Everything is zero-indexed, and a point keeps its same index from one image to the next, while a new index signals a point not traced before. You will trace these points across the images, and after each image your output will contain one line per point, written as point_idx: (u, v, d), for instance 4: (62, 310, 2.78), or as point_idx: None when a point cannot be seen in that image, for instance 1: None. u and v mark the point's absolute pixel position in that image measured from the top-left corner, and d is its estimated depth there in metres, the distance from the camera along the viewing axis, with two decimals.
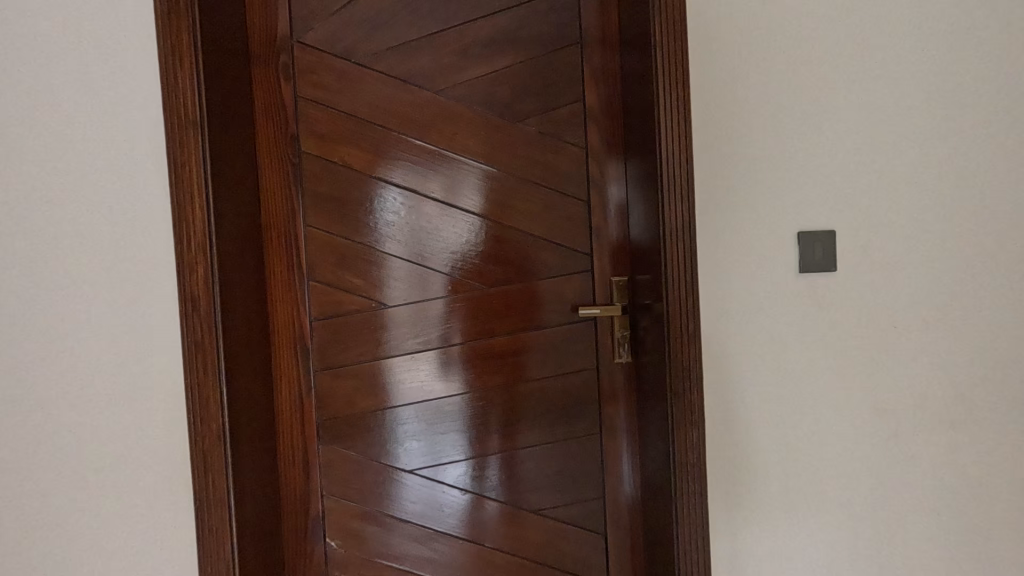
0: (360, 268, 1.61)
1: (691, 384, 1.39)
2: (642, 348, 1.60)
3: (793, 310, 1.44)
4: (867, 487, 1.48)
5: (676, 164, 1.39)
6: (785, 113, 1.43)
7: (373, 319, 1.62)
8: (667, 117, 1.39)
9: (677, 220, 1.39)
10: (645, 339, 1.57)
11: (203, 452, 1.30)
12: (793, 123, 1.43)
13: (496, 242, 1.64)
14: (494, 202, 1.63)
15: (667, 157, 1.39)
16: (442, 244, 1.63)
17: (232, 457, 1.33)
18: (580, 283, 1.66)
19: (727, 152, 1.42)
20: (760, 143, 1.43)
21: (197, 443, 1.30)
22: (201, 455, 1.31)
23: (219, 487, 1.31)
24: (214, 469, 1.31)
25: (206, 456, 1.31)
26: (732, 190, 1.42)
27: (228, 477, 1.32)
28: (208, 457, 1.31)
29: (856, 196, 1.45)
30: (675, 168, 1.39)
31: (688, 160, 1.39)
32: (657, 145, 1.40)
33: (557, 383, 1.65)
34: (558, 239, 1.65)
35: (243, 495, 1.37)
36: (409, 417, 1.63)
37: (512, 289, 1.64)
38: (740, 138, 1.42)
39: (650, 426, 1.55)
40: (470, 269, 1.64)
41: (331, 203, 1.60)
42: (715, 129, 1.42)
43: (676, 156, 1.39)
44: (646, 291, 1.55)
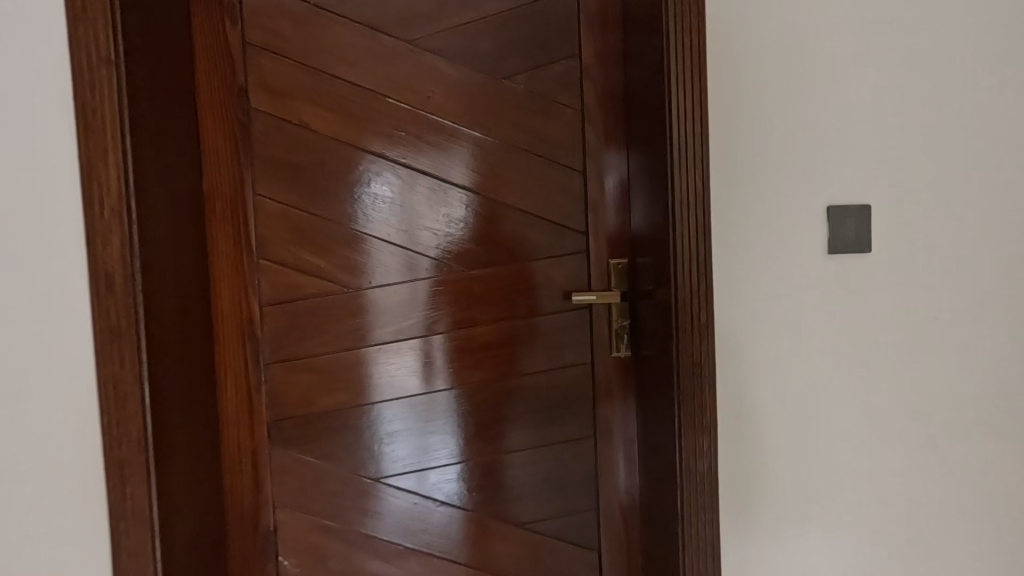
0: (320, 246, 1.39)
1: (704, 383, 1.19)
2: (644, 340, 1.40)
3: (820, 297, 1.25)
4: (899, 498, 1.30)
5: (688, 122, 1.18)
6: (813, 68, 1.24)
7: (336, 305, 1.41)
8: (679, 67, 1.19)
9: (689, 189, 1.18)
10: (648, 331, 1.37)
11: (121, 461, 1.08)
12: (824, 80, 1.24)
13: (479, 218, 1.43)
14: (477, 171, 1.42)
15: (678, 114, 1.18)
16: (417, 220, 1.41)
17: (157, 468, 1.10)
18: (573, 265, 1.45)
19: (745, 111, 1.23)
20: (785, 103, 1.23)
21: (114, 449, 1.08)
22: (119, 466, 1.08)
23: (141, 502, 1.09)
24: (135, 482, 1.08)
25: (125, 465, 1.08)
26: (752, 156, 1.23)
27: (153, 491, 1.10)
28: (127, 466, 1.08)
29: (893, 166, 1.26)
30: (687, 127, 1.18)
31: (703, 119, 1.18)
32: (666, 100, 1.20)
33: (547, 379, 1.45)
34: (549, 215, 1.44)
35: (171, 513, 1.15)
36: (387, 417, 1.42)
37: (494, 273, 1.44)
38: (761, 95, 1.23)
39: (654, 429, 1.36)
40: (451, 250, 1.43)
41: (287, 170, 1.37)
42: (733, 85, 1.22)
43: (688, 112, 1.18)
44: (650, 275, 1.34)
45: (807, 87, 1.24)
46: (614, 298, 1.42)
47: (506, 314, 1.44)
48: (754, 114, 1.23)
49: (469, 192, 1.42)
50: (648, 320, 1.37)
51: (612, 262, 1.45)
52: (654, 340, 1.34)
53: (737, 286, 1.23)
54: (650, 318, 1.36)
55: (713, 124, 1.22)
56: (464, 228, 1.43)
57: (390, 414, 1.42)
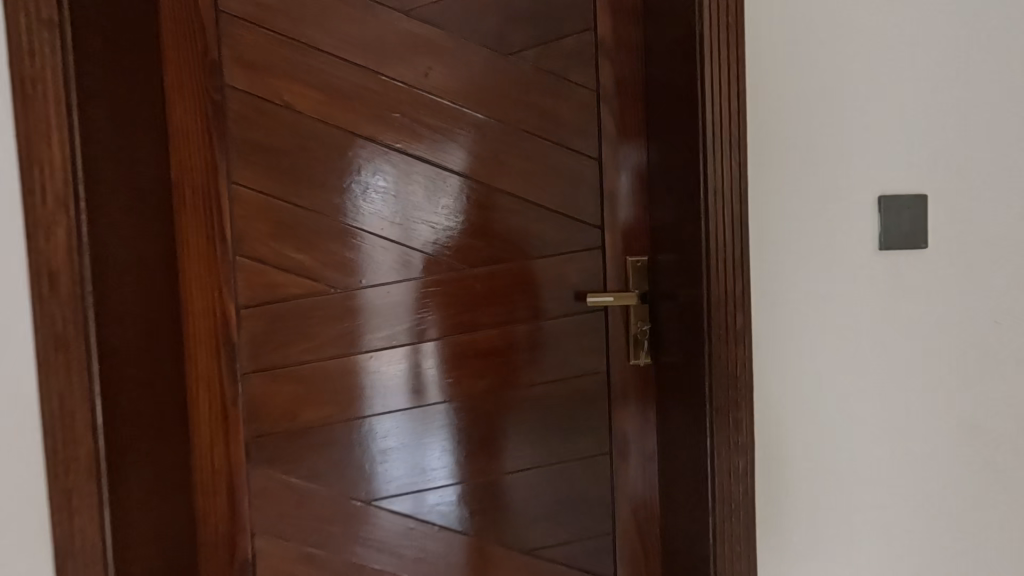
0: (304, 241, 1.24)
1: (739, 396, 1.04)
2: (665, 346, 1.26)
3: (875, 300, 1.08)
4: (964, 531, 1.13)
5: (726, 95, 1.01)
6: (875, 33, 1.05)
7: (322, 307, 1.25)
8: (718, 29, 1.01)
9: (725, 174, 1.02)
10: (671, 336, 1.23)
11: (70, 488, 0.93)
12: (888, 46, 1.05)
13: (482, 211, 1.28)
14: (478, 158, 1.27)
15: (715, 85, 1.01)
16: (412, 212, 1.27)
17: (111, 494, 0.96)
18: (587, 263, 1.31)
19: (796, 82, 1.04)
20: (840, 71, 1.04)
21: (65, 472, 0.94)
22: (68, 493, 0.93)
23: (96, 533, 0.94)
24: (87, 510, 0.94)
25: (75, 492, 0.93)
26: (803, 135, 1.04)
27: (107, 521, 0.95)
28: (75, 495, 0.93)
29: (964, 148, 1.07)
30: (724, 101, 1.01)
31: (742, 91, 1.02)
32: (701, 67, 1.02)
33: (557, 390, 1.31)
34: (558, 207, 1.29)
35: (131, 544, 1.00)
36: (386, 427, 1.28)
37: (497, 272, 1.29)
38: (815, 63, 1.04)
39: (676, 445, 1.22)
40: (450, 246, 1.28)
41: (265, 155, 1.22)
42: (781, 51, 1.04)
43: (727, 83, 1.01)
44: (673, 274, 1.20)
45: (868, 55, 1.05)
46: (631, 300, 1.28)
47: (510, 317, 1.30)
48: (805, 85, 1.04)
49: (470, 181, 1.28)
50: (669, 324, 1.23)
51: (629, 259, 1.30)
52: (678, 347, 1.19)
53: (779, 289, 1.06)
54: (673, 322, 1.21)
55: (755, 94, 1.03)
56: (464, 221, 1.28)
57: (384, 428, 1.28)
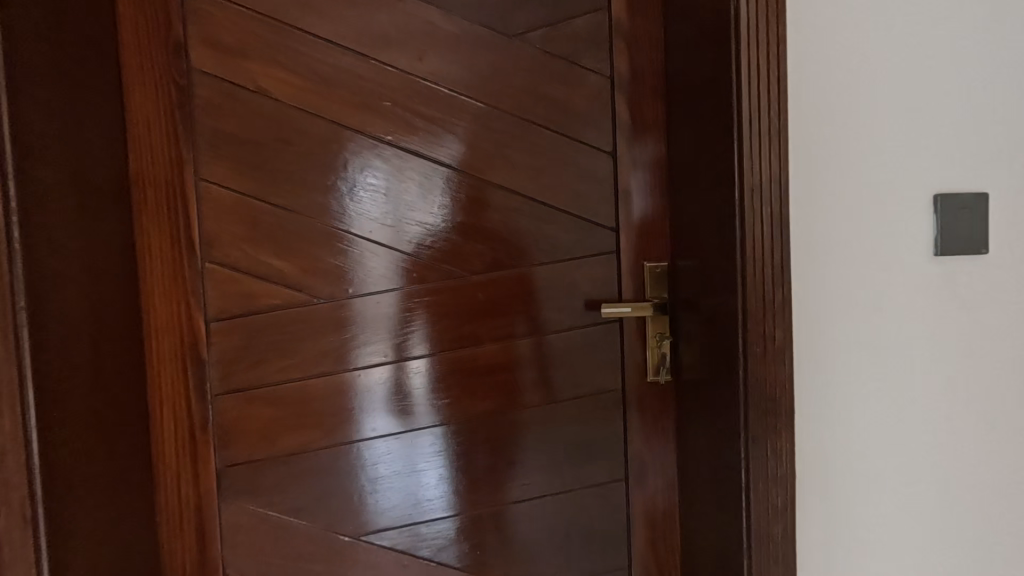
0: (282, 244, 1.10)
1: (778, 421, 0.92)
2: (686, 361, 1.13)
3: (931, 312, 0.95)
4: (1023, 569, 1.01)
5: (764, 80, 0.89)
6: (934, 8, 0.92)
7: (302, 319, 1.12)
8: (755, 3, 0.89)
9: (762, 168, 0.89)
10: (693, 350, 1.10)
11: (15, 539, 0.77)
12: (948, 22, 0.92)
13: (482, 211, 1.15)
14: (478, 152, 1.14)
15: (752, 68, 0.89)
16: (403, 212, 1.13)
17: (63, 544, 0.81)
18: (598, 269, 1.18)
19: (844, 64, 0.91)
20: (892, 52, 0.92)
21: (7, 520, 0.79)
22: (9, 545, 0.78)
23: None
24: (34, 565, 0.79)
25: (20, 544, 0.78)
26: (849, 124, 0.92)
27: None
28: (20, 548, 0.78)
29: None
30: (762, 86, 0.89)
31: (781, 75, 0.89)
32: (736, 48, 0.89)
33: (566, 410, 1.18)
34: (567, 206, 1.16)
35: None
36: (379, 450, 1.14)
37: (499, 279, 1.16)
38: (866, 42, 0.91)
39: (700, 471, 1.10)
40: (447, 250, 1.15)
41: (238, 148, 1.08)
42: (828, 27, 0.91)
43: (766, 66, 0.89)
44: (695, 281, 1.07)
45: (925, 34, 0.92)
46: (649, 311, 1.15)
47: (514, 329, 1.17)
48: (854, 68, 0.91)
49: (469, 177, 1.14)
50: (690, 336, 1.10)
51: (646, 265, 1.17)
52: (702, 363, 1.06)
53: (825, 297, 0.93)
54: (696, 335, 1.09)
55: (796, 78, 0.91)
56: (462, 222, 1.15)
57: (377, 451, 1.14)
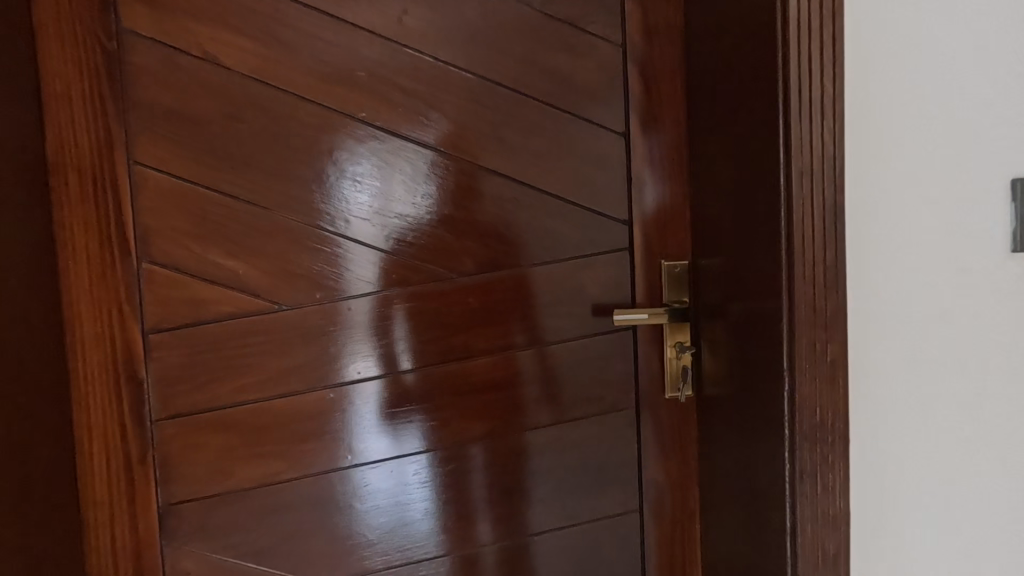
0: (235, 240, 0.93)
1: (830, 452, 0.76)
2: (710, 375, 0.98)
3: (1009, 320, 0.80)
4: None
5: (814, 40, 0.74)
6: None
7: (262, 330, 0.94)
8: None
9: (812, 147, 0.74)
10: (718, 362, 0.94)
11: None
12: None
13: (474, 201, 0.99)
14: (469, 133, 0.98)
15: (800, 25, 0.73)
16: (382, 203, 0.96)
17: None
18: (608, 269, 1.02)
19: (909, 21, 0.76)
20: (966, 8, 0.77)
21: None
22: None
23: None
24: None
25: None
26: (917, 94, 0.76)
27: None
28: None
29: None
30: (813, 48, 0.74)
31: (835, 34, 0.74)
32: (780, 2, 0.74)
33: (572, 431, 1.02)
34: (572, 196, 1.00)
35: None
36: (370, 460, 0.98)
37: (493, 280, 1.00)
38: None
39: (727, 503, 0.95)
40: (432, 247, 0.98)
41: (181, 125, 0.91)
42: None
43: (817, 23, 0.74)
44: (721, 282, 0.92)
45: None
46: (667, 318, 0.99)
47: (510, 337, 1.00)
48: (921, 27, 0.76)
49: (458, 162, 0.98)
50: (716, 346, 0.95)
51: (663, 263, 1.02)
52: (730, 378, 0.91)
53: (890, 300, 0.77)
54: (721, 344, 0.93)
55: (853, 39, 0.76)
56: (450, 214, 0.98)
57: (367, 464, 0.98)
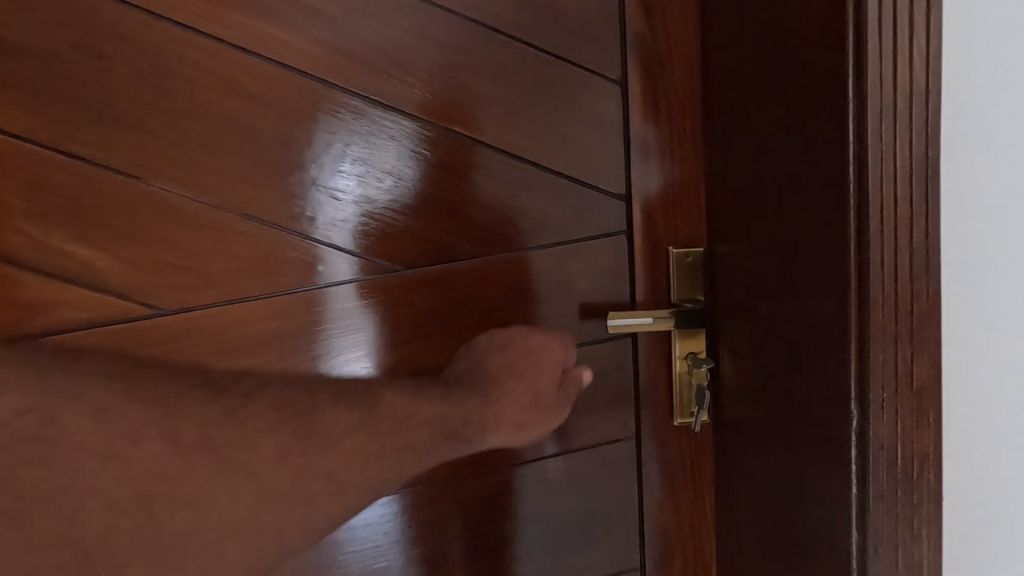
0: (90, 220, 0.68)
1: (915, 517, 0.54)
2: (729, 396, 0.75)
3: None
4: None
5: None
6: None
7: (137, 342, 0.70)
8: None
9: (897, 78, 0.51)
10: (743, 380, 0.72)
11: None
12: None
13: (429, 170, 0.75)
14: (413, 77, 0.73)
15: None
16: (321, 175, 0.72)
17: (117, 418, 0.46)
18: (601, 259, 0.79)
19: None
20: None
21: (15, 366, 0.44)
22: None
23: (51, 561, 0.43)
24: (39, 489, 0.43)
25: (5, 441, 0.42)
26: None
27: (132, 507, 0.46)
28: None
29: None
30: None
31: None
32: None
33: (555, 466, 0.80)
34: (552, 163, 0.77)
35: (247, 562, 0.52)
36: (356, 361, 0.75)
37: (450, 273, 0.76)
38: None
39: (752, 560, 0.73)
40: (375, 231, 0.74)
41: (7, 60, 0.65)
42: None
43: None
44: (748, 275, 0.69)
45: None
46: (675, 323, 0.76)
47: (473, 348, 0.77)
48: None
49: (401, 118, 0.73)
50: (740, 360, 0.72)
51: (672, 251, 0.78)
52: (759, 403, 0.69)
53: (1001, 294, 0.55)
54: (748, 358, 0.71)
55: None
56: (392, 187, 0.74)
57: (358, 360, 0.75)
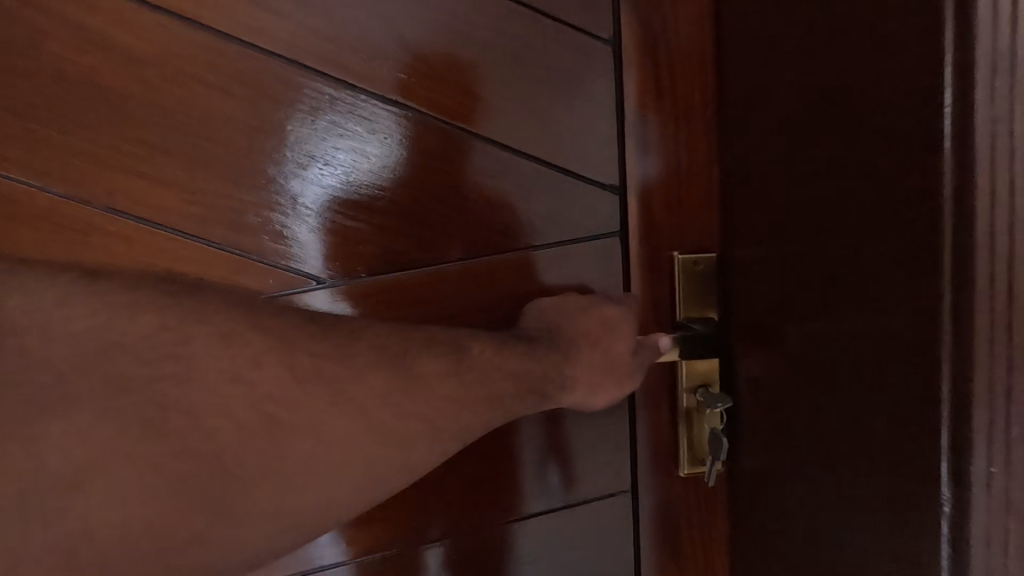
0: None
1: None
2: (747, 442, 0.59)
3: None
4: None
5: None
6: None
7: None
8: None
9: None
10: (767, 427, 0.56)
11: (91, 369, 0.43)
12: None
13: (370, 153, 0.58)
14: (338, 28, 0.55)
15: None
16: (238, 160, 0.55)
17: (240, 343, 0.46)
18: (587, 266, 0.63)
19: None
20: None
21: (82, 287, 0.45)
22: (55, 396, 0.41)
23: (166, 497, 0.43)
24: (175, 402, 0.44)
25: (107, 358, 0.43)
26: None
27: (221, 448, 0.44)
28: (83, 399, 0.42)
29: None
30: None
31: None
32: None
33: (531, 525, 0.64)
34: (524, 144, 0.60)
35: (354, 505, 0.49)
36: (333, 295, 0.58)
37: (394, 287, 0.60)
38: None
39: None
40: (319, 232, 0.57)
41: None
42: None
43: None
44: (776, 293, 0.53)
45: None
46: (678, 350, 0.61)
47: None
48: None
49: (327, 85, 0.56)
50: (764, 401, 0.56)
51: (677, 257, 0.62)
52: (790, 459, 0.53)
53: None
54: (774, 399, 0.55)
55: None
56: (317, 175, 0.57)
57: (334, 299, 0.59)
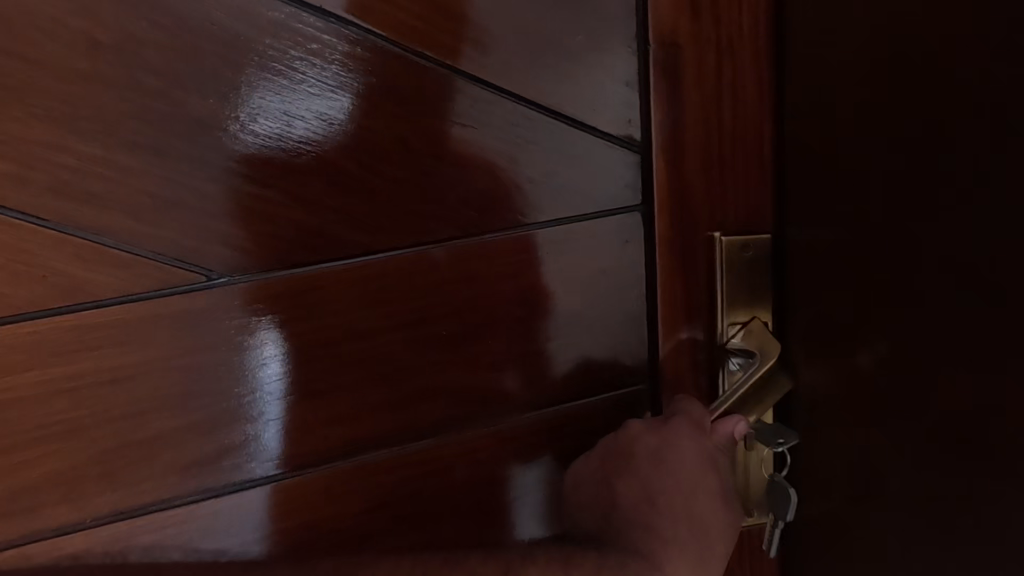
0: None
1: None
2: (813, 510, 0.44)
3: None
4: None
5: None
6: None
7: None
8: None
9: None
10: (846, 496, 0.41)
11: None
12: None
13: (288, 89, 0.39)
14: None
15: None
16: (84, 94, 0.36)
17: None
18: (599, 256, 0.46)
19: None
20: None
21: None
22: None
23: None
24: None
25: None
26: None
27: None
28: None
29: None
30: None
31: None
32: None
33: None
34: (512, 83, 0.43)
35: None
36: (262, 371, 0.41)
37: (327, 287, 0.42)
38: None
39: None
40: (213, 206, 0.39)
41: None
42: None
43: None
44: (864, 312, 0.37)
45: None
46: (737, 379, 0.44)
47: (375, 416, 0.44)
48: None
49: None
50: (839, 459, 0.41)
51: (718, 239, 0.46)
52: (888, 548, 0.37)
53: None
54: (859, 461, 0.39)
55: None
56: (206, 123, 0.38)
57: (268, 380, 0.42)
